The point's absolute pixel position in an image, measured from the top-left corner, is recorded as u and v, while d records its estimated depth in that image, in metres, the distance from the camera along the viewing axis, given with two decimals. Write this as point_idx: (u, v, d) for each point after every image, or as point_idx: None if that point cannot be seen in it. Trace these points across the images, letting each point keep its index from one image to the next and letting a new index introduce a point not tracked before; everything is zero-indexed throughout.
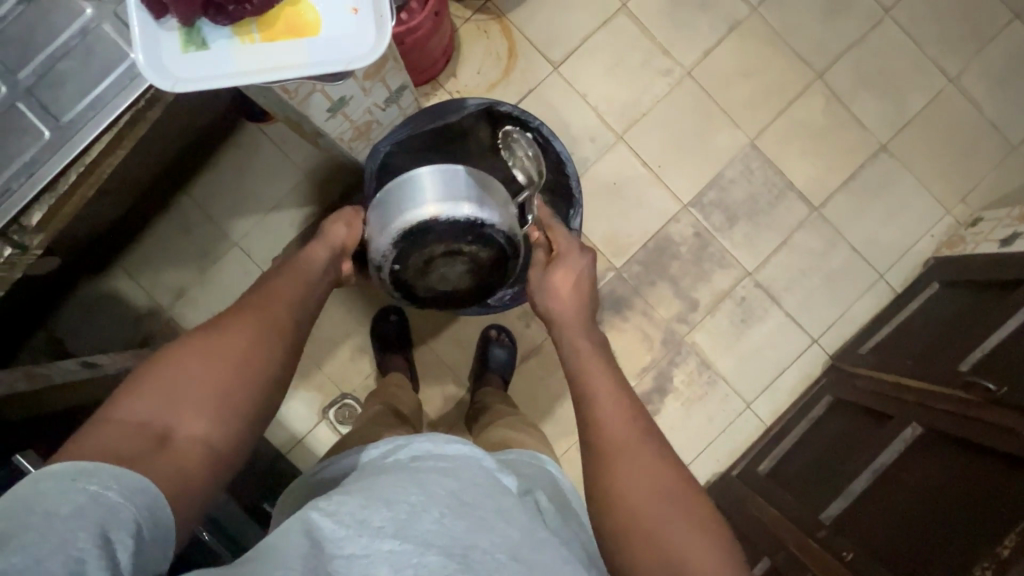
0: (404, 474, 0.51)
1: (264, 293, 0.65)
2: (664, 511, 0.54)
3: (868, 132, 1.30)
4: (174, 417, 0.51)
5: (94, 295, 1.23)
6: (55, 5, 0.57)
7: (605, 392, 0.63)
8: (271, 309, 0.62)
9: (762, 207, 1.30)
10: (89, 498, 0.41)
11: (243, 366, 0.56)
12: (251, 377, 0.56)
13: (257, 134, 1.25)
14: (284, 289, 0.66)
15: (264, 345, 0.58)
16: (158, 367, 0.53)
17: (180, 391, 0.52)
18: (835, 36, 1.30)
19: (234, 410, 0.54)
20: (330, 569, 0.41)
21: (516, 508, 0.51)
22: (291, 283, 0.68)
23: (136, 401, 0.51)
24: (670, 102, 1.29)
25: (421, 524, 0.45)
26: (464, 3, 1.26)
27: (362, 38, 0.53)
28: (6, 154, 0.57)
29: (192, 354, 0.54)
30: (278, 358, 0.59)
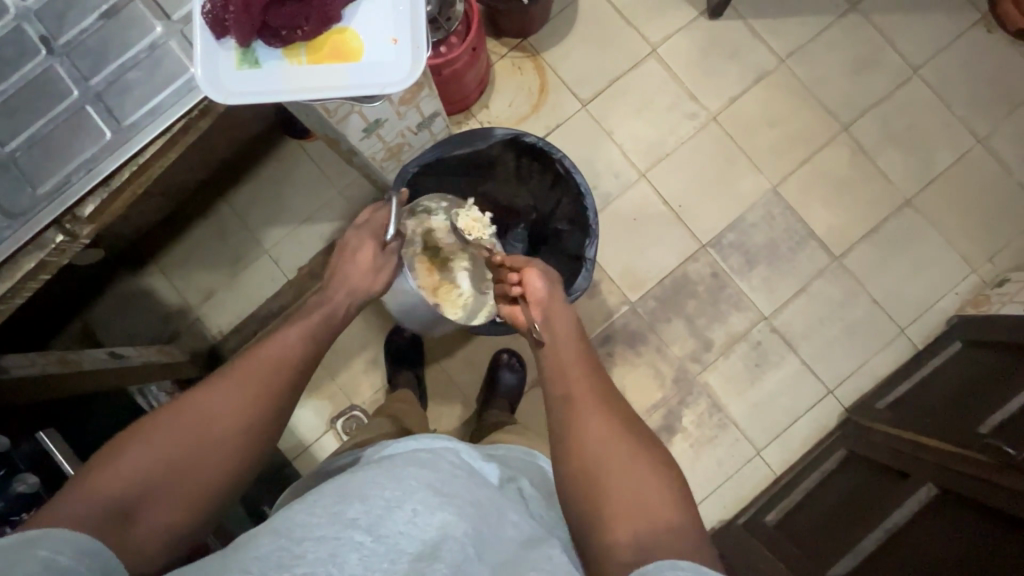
0: (383, 466, 0.53)
1: (260, 355, 0.64)
2: (623, 456, 0.57)
3: (893, 186, 1.30)
4: (144, 502, 0.53)
5: (128, 291, 1.29)
6: (131, 22, 0.63)
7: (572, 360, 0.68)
8: (261, 381, 0.62)
9: (781, 253, 1.30)
10: (42, 563, 0.42)
11: (221, 455, 0.57)
12: (226, 466, 0.57)
13: (297, 150, 1.32)
14: (282, 351, 0.65)
15: (250, 429, 0.60)
16: (136, 445, 0.54)
17: (157, 471, 0.54)
18: (863, 91, 1.32)
19: (210, 486, 0.56)
20: (298, 553, 0.42)
21: (490, 502, 0.52)
22: (292, 341, 0.67)
23: (112, 477, 0.52)
24: (695, 145, 1.32)
25: (394, 522, 0.45)
26: (502, 41, 1.33)
27: (399, 65, 0.57)
28: (70, 151, 0.62)
29: (181, 426, 0.56)
30: (257, 445, 0.60)
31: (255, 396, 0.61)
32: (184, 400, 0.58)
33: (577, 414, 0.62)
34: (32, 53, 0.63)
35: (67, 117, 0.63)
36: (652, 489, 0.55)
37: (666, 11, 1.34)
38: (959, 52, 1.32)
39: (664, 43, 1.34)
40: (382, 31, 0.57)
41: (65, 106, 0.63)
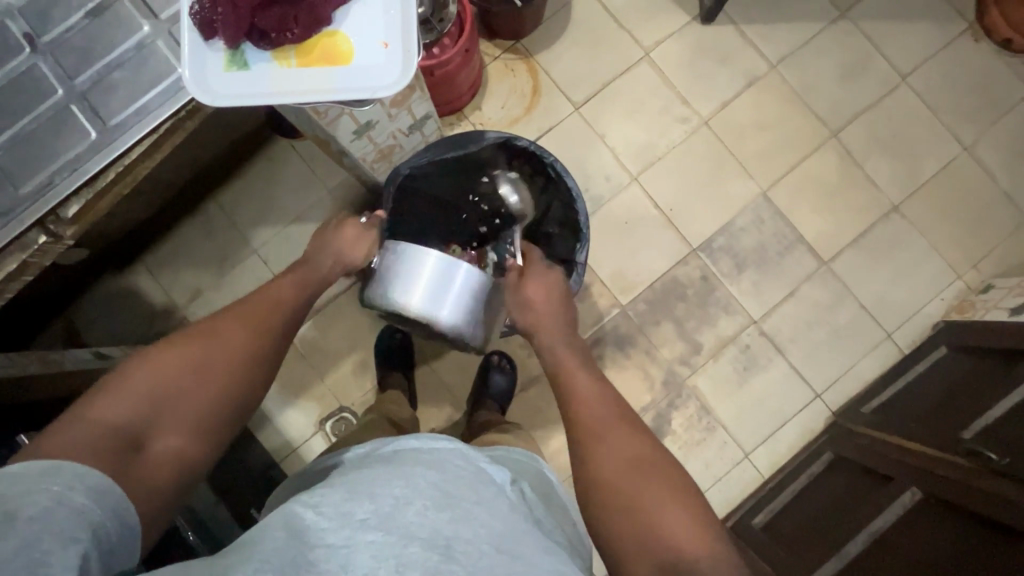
0: (389, 466, 0.52)
1: (258, 300, 0.67)
2: (641, 484, 0.58)
3: (880, 193, 1.32)
4: (155, 424, 0.54)
5: (114, 290, 1.27)
6: (117, 21, 0.62)
7: (583, 392, 0.68)
8: (262, 315, 0.65)
9: (770, 257, 1.31)
10: (55, 501, 0.43)
11: (226, 384, 0.59)
12: (234, 390, 0.59)
13: (287, 150, 1.31)
14: (280, 295, 0.69)
15: (248, 363, 0.61)
16: (144, 368, 0.55)
17: (157, 403, 0.54)
18: (852, 98, 1.33)
19: (210, 419, 0.57)
20: (311, 558, 0.42)
21: (497, 500, 0.52)
22: (288, 288, 0.70)
23: (112, 407, 0.52)
24: (686, 149, 1.33)
25: (404, 516, 0.45)
26: (494, 42, 1.33)
27: (391, 69, 0.57)
28: (54, 151, 0.61)
29: (179, 360, 0.57)
30: (262, 372, 0.62)
31: (258, 328, 0.63)
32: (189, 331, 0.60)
33: (594, 447, 0.62)
34: (15, 50, 0.62)
35: (50, 116, 0.62)
36: (668, 517, 0.56)
37: (659, 15, 1.35)
38: (946, 61, 1.34)
39: (656, 47, 1.34)
40: (374, 35, 0.57)
41: (49, 104, 0.62)
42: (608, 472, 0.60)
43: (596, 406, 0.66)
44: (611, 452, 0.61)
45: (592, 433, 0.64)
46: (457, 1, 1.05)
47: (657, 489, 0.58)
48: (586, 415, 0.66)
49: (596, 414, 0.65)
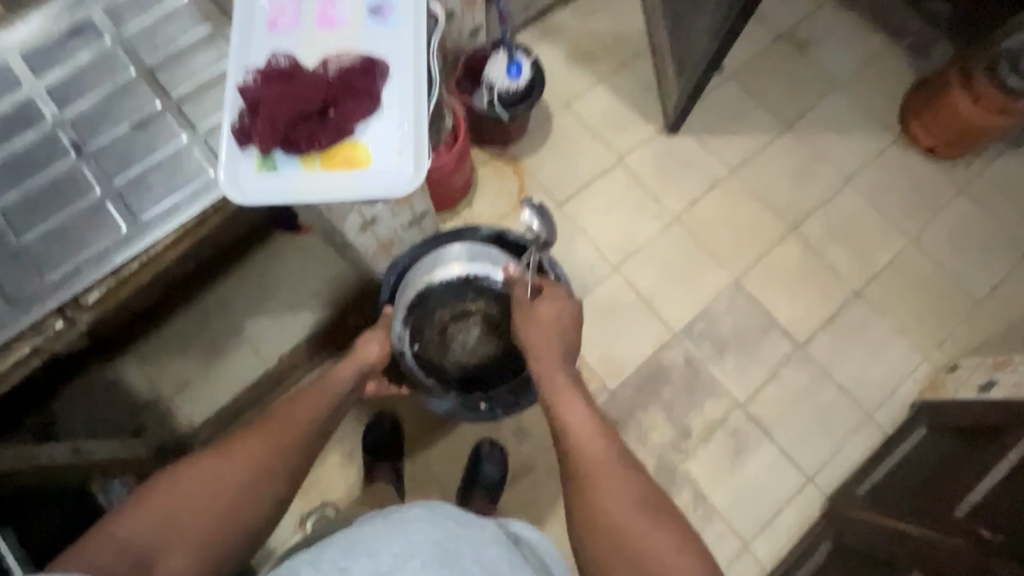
0: (390, 520, 0.55)
1: (278, 417, 0.72)
2: (642, 524, 0.62)
3: (842, 280, 1.42)
4: (164, 546, 0.57)
5: (99, 381, 1.26)
6: (159, 130, 0.68)
7: (583, 424, 0.73)
8: (281, 438, 0.70)
9: (748, 340, 1.37)
10: None
11: (240, 503, 0.63)
12: (244, 517, 0.63)
13: (287, 243, 1.37)
14: (299, 412, 0.74)
15: (262, 483, 0.66)
16: (167, 489, 0.60)
17: (177, 516, 0.59)
18: (805, 197, 1.49)
19: (219, 539, 0.61)
20: None
21: (498, 557, 0.54)
22: (307, 404, 0.76)
23: (135, 522, 0.57)
24: (661, 241, 1.44)
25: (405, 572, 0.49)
26: (484, 149, 1.48)
27: (403, 171, 0.62)
28: (84, 243, 0.65)
29: (204, 478, 0.62)
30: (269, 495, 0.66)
31: (272, 448, 0.69)
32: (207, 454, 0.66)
33: (598, 489, 0.66)
34: (62, 155, 0.67)
35: (87, 213, 0.66)
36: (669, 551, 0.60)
37: (630, 127, 1.53)
38: (882, 165, 1.52)
39: (629, 154, 1.50)
40: (389, 143, 0.63)
41: (87, 202, 0.66)
42: (615, 516, 0.63)
43: (599, 449, 0.70)
44: (615, 493, 0.65)
45: (597, 473, 0.67)
46: (453, 116, 1.18)
47: (659, 533, 0.62)
48: (591, 456, 0.69)
49: (598, 456, 0.69)
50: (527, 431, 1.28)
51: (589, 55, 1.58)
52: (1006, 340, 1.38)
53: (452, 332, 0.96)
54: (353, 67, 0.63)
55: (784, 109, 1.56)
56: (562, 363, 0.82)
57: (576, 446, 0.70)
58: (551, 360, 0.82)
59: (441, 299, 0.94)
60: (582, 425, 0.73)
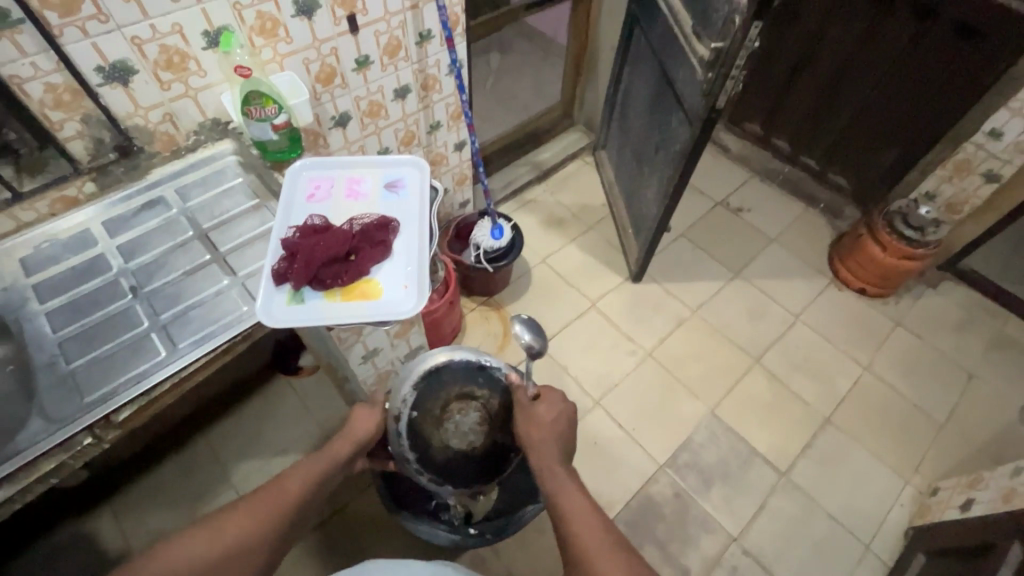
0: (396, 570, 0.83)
1: (270, 488, 0.74)
2: None
3: (811, 407, 1.51)
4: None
5: (71, 536, 1.21)
6: (207, 275, 0.81)
7: (581, 512, 0.74)
8: (264, 512, 0.72)
9: (732, 470, 1.40)
10: None
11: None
12: None
13: (284, 385, 1.44)
14: (289, 485, 0.75)
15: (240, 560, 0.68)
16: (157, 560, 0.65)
17: None
18: (762, 333, 1.65)
19: None
20: None
21: None
22: (298, 479, 0.77)
23: None
24: (637, 376, 1.54)
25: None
26: (472, 297, 1.66)
27: (407, 301, 0.76)
28: (123, 367, 0.72)
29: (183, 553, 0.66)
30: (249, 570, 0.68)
31: (257, 521, 0.71)
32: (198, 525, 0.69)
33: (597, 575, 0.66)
34: (119, 296, 0.79)
35: (132, 341, 0.75)
36: None
37: (599, 277, 1.75)
38: (823, 303, 1.72)
39: (600, 299, 1.69)
40: (398, 280, 0.78)
41: (133, 332, 0.75)
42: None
43: (598, 539, 0.70)
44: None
45: (597, 562, 0.68)
46: (445, 269, 1.37)
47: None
48: (589, 545, 0.69)
49: (598, 545, 0.69)
50: None
51: (560, 221, 1.87)
52: (977, 461, 1.43)
53: (452, 414, 0.98)
54: (372, 224, 0.81)
55: (730, 260, 1.81)
56: (558, 453, 0.84)
57: (576, 538, 0.71)
58: (546, 447, 0.84)
59: (454, 375, 0.99)
60: (581, 515, 0.73)
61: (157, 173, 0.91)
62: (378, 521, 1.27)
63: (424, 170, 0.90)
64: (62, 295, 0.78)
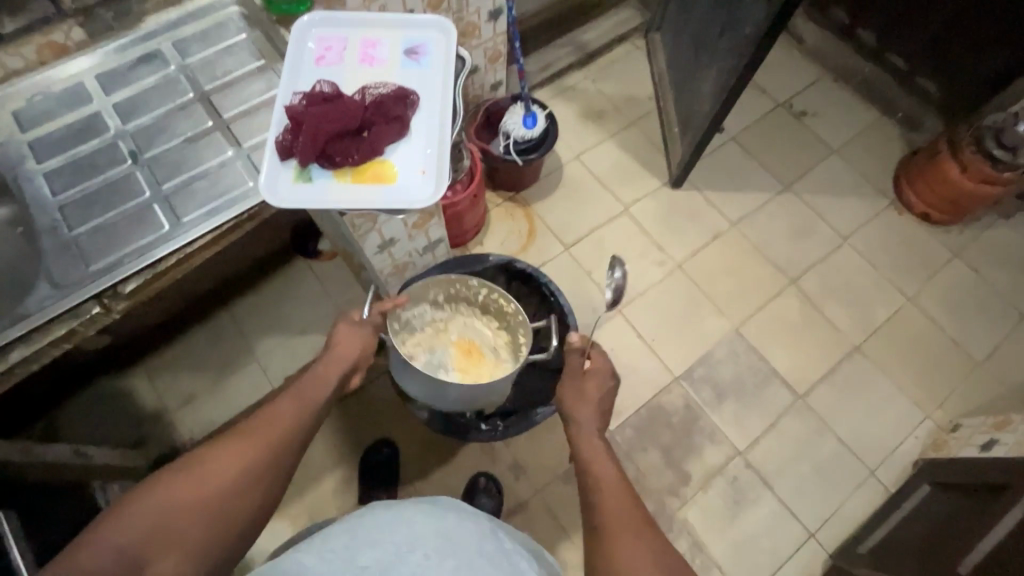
0: (392, 510, 0.60)
1: (266, 414, 0.70)
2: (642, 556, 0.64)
3: (842, 334, 1.45)
4: (149, 552, 0.56)
5: (108, 391, 1.29)
6: (208, 145, 0.77)
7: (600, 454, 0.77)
8: (266, 435, 0.67)
9: (748, 389, 1.38)
10: None
11: (229, 512, 0.61)
12: (234, 521, 0.62)
13: (304, 268, 1.42)
14: (282, 411, 0.71)
15: (248, 484, 0.63)
16: (147, 497, 0.58)
17: (158, 527, 0.57)
18: (804, 253, 1.54)
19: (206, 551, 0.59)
20: None
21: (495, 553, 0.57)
22: (288, 406, 0.72)
23: (115, 532, 0.55)
24: (664, 287, 1.48)
25: (398, 568, 0.53)
26: (498, 192, 1.56)
27: (424, 188, 0.68)
28: (129, 239, 0.71)
29: (194, 479, 0.61)
30: (255, 505, 0.63)
31: (259, 448, 0.66)
32: (183, 461, 0.63)
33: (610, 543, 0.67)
34: (120, 162, 0.76)
35: (135, 211, 0.73)
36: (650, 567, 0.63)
37: (636, 179, 1.62)
38: (878, 227, 1.58)
39: (634, 204, 1.58)
40: (415, 163, 0.70)
41: (136, 202, 0.73)
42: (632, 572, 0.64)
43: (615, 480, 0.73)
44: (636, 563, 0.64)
45: (613, 502, 0.70)
46: (470, 159, 1.27)
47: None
48: (613, 510, 0.69)
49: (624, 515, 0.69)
50: (523, 467, 1.28)
51: (599, 114, 1.70)
52: (1006, 403, 1.38)
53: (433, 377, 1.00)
54: (388, 95, 0.71)
55: (783, 171, 1.64)
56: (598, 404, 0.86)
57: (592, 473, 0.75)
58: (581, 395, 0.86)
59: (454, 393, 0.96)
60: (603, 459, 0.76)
61: (152, 26, 0.85)
62: (392, 405, 1.32)
63: (449, 32, 0.77)
64: (62, 156, 0.76)
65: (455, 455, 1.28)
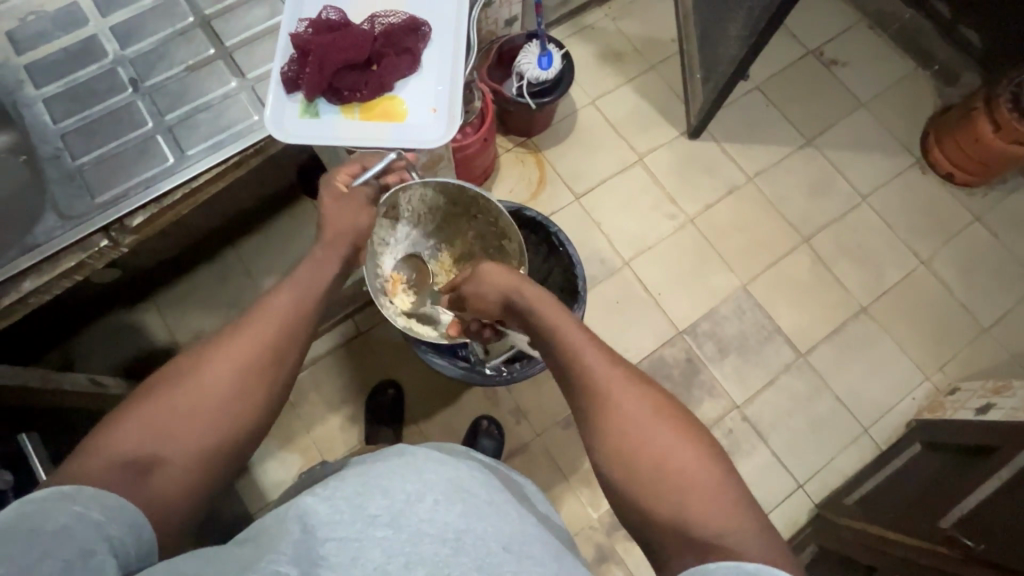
0: (403, 456, 0.52)
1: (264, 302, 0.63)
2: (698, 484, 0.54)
3: (850, 295, 1.44)
4: (154, 457, 0.51)
5: (120, 324, 1.32)
6: (210, 75, 0.74)
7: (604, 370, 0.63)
8: (265, 326, 0.61)
9: (751, 345, 1.39)
10: (73, 517, 0.43)
11: (236, 406, 0.56)
12: (242, 416, 0.56)
13: (311, 208, 1.41)
14: (282, 299, 0.64)
15: (251, 380, 0.58)
16: (144, 403, 0.53)
17: (164, 424, 0.53)
18: (819, 211, 1.51)
19: (216, 449, 0.55)
20: (322, 553, 0.43)
21: (506, 503, 0.53)
22: (287, 295, 0.65)
23: (118, 434, 0.51)
24: (673, 241, 1.46)
25: (416, 515, 0.46)
26: (509, 136, 1.52)
27: (435, 128, 0.66)
28: (132, 172, 0.70)
29: (191, 378, 0.55)
30: (263, 399, 0.58)
31: (262, 345, 0.60)
32: (177, 364, 0.57)
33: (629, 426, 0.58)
34: (119, 89, 0.73)
35: (138, 142, 0.71)
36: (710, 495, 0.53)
37: (653, 128, 1.56)
38: (898, 186, 1.53)
39: (648, 154, 1.54)
40: (426, 102, 0.67)
41: (139, 133, 0.71)
42: (664, 455, 0.56)
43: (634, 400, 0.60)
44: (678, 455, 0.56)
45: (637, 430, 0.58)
46: (482, 99, 1.22)
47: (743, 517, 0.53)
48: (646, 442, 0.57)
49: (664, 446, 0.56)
50: (525, 412, 1.31)
51: (617, 56, 1.62)
52: (1008, 368, 1.38)
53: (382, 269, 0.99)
54: (398, 25, 0.67)
55: (806, 123, 1.58)
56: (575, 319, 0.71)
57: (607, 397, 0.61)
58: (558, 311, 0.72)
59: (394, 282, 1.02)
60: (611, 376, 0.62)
61: None
62: (398, 348, 1.34)
63: None
64: (60, 81, 0.74)
65: (459, 398, 1.32)
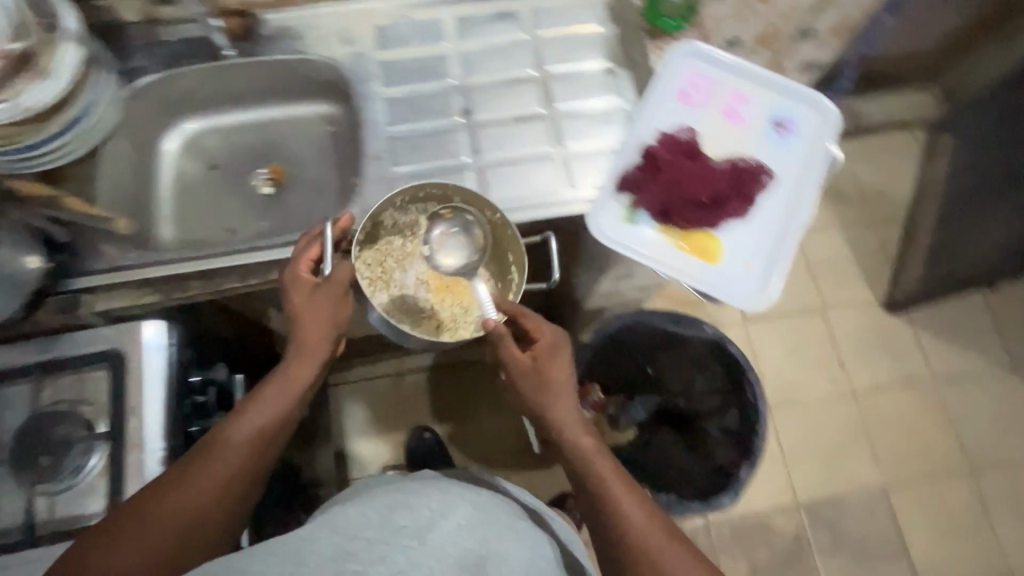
0: (414, 484, 0.56)
1: (217, 436, 0.59)
2: None
3: (1001, 553, 1.27)
4: None
5: None
6: (534, 134, 0.78)
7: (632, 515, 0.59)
8: (219, 465, 0.58)
9: (869, 554, 1.26)
10: None
11: (189, 555, 0.56)
12: (197, 558, 0.56)
13: None
14: (239, 433, 0.60)
15: (206, 526, 0.56)
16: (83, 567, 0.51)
17: None
18: (999, 447, 1.34)
19: None
20: (346, 551, 0.46)
21: (523, 532, 0.58)
22: (245, 431, 0.60)
23: None
24: (826, 407, 1.36)
25: (438, 530, 0.49)
26: None
27: (747, 283, 0.79)
28: (440, 197, 0.76)
29: (133, 534, 0.53)
30: (220, 536, 0.58)
31: (216, 486, 0.57)
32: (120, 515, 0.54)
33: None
34: (452, 114, 0.80)
35: (453, 170, 0.77)
36: None
37: (849, 283, 1.46)
38: None
39: (835, 308, 1.44)
40: (742, 254, 0.80)
41: (456, 162, 0.77)
42: None
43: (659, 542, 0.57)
44: None
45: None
46: None
47: None
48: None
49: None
50: None
51: (840, 196, 1.54)
52: None
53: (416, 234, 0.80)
54: (739, 175, 0.81)
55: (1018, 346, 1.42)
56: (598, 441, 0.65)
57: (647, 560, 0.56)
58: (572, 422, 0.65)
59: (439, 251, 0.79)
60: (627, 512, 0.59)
61: None
62: None
63: (823, 118, 0.86)
64: (405, 87, 0.81)
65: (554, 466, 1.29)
